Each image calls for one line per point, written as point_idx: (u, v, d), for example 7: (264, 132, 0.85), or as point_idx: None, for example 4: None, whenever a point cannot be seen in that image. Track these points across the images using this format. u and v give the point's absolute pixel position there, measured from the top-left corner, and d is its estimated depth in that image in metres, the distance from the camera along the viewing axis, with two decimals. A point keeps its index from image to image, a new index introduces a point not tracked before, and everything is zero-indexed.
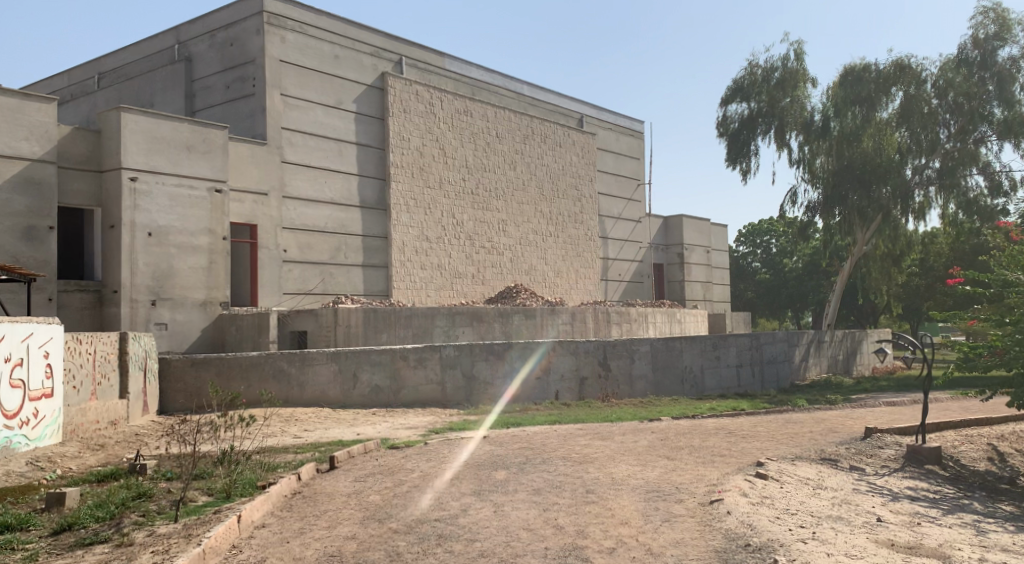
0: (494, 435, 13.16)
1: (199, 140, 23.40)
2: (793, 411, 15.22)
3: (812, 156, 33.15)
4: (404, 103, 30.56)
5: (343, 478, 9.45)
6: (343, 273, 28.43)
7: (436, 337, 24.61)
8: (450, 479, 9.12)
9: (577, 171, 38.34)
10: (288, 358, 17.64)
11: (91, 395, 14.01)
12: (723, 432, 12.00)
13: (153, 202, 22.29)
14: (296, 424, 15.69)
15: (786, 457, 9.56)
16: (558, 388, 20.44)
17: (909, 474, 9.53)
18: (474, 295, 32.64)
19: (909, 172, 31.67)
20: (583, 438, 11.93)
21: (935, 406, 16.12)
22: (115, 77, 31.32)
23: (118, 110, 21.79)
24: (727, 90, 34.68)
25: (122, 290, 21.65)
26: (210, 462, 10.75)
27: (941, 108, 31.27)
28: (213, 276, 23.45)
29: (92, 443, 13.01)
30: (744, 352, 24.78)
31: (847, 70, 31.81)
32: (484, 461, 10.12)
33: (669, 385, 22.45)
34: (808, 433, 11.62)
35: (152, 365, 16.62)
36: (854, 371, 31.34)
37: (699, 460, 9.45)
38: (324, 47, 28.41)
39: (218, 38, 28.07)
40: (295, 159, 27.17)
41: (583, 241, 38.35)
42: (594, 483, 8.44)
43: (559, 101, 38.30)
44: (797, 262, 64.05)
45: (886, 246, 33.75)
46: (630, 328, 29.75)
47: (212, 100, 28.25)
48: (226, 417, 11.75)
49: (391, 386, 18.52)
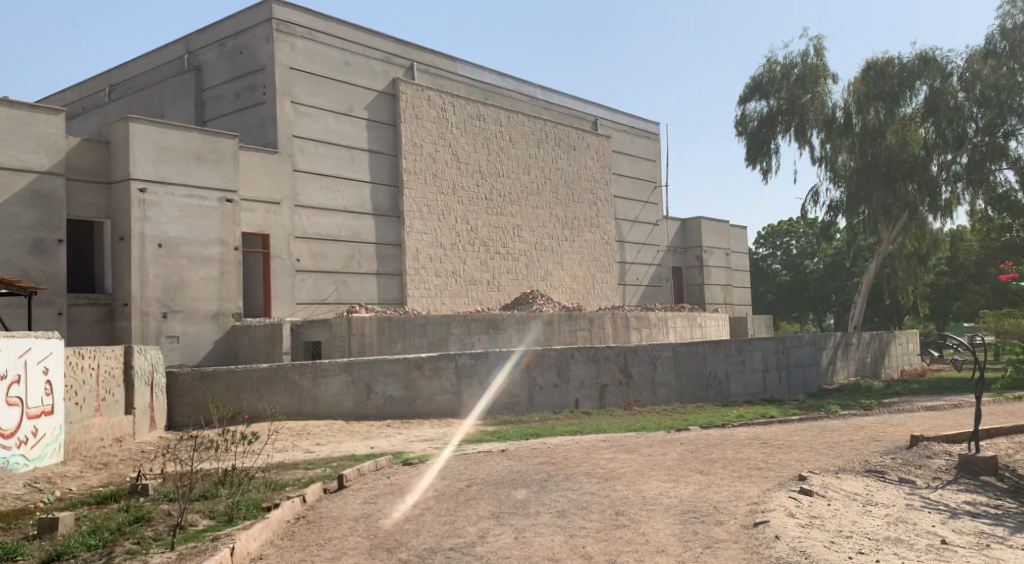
0: (514, 448, 12.54)
1: (209, 150, 22.96)
2: (826, 418, 14.50)
3: (834, 153, 32.33)
4: (416, 109, 30.05)
5: (352, 500, 8.83)
6: (357, 282, 27.92)
7: (452, 345, 24.03)
8: (468, 500, 8.49)
9: (593, 174, 37.69)
10: (300, 369, 17.12)
11: (95, 411, 13.45)
12: (756, 442, 11.29)
13: (163, 212, 21.84)
14: (308, 439, 15.14)
15: (828, 469, 8.87)
16: (578, 395, 19.78)
17: (964, 487, 8.82)
18: (490, 302, 32.06)
19: (936, 169, 30.73)
20: (607, 450, 11.27)
21: (977, 412, 15.33)
22: (125, 89, 31.04)
23: (127, 120, 21.37)
24: (745, 88, 33.97)
25: (133, 302, 21.20)
26: (213, 482, 10.19)
27: (967, 102, 30.45)
28: (224, 287, 22.97)
29: (95, 462, 12.46)
30: (769, 356, 24.02)
31: (869, 65, 31.11)
32: (502, 478, 9.50)
33: (692, 391, 21.73)
34: (847, 441, 10.92)
35: (159, 379, 16.12)
36: (883, 374, 30.49)
37: (734, 475, 8.77)
38: (334, 53, 27.96)
39: (227, 47, 27.68)
40: (306, 167, 26.68)
41: (600, 245, 37.67)
42: (623, 503, 7.78)
43: (573, 104, 37.70)
44: (818, 264, 62.99)
45: (911, 245, 32.91)
46: (650, 334, 29.06)
47: (223, 110, 27.84)
48: (231, 434, 11.18)
49: (406, 397, 17.90)
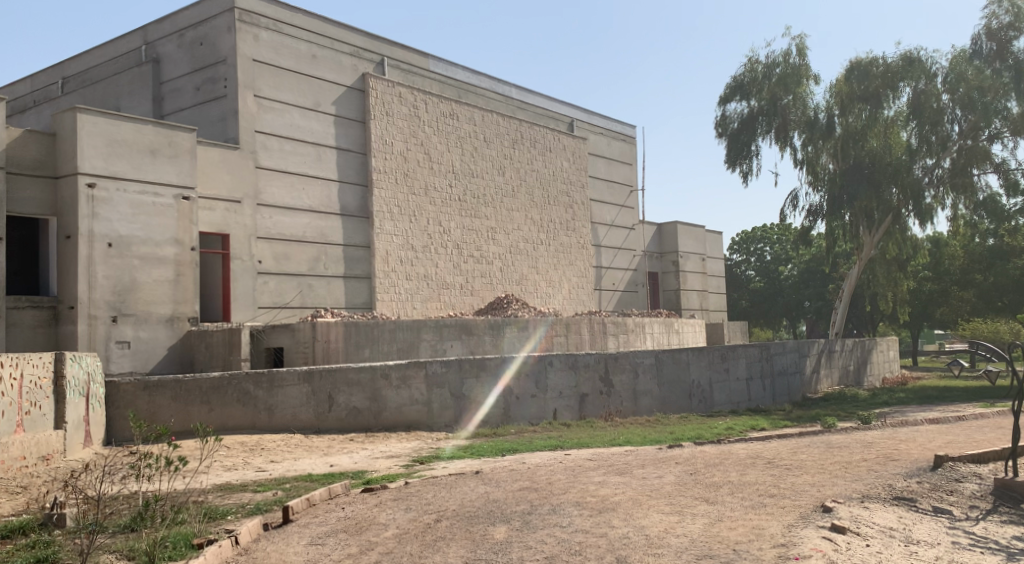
0: (489, 469, 11.26)
1: (164, 143, 21.49)
2: (828, 433, 13.32)
3: (816, 155, 31.51)
4: (386, 105, 28.72)
5: (296, 540, 7.54)
6: (323, 285, 26.49)
7: (423, 352, 22.71)
8: (437, 539, 7.25)
9: (568, 176, 36.56)
10: (255, 379, 15.74)
11: (17, 426, 12.02)
12: (760, 461, 10.07)
13: (113, 209, 20.30)
14: (261, 455, 13.83)
15: (853, 497, 7.74)
16: (557, 406, 18.57)
17: (1007, 518, 7.71)
18: (463, 306, 30.74)
19: (919, 173, 29.82)
20: (597, 472, 10.05)
21: (984, 425, 14.26)
22: (79, 82, 29.40)
23: (74, 110, 19.81)
24: (726, 88, 33.07)
25: (80, 305, 19.62)
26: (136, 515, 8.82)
27: (951, 103, 29.42)
28: (180, 290, 21.47)
29: (14, 486, 11.02)
30: (754, 364, 22.96)
31: (853, 64, 30.33)
32: (478, 509, 8.23)
33: (676, 400, 20.61)
34: (861, 461, 9.79)
35: (97, 389, 14.67)
36: (865, 382, 29.64)
37: (746, 504, 7.59)
38: (301, 46, 26.56)
39: (187, 38, 26.17)
40: (270, 163, 25.27)
41: (575, 249, 36.56)
42: (624, 546, 6.58)
43: (548, 104, 36.54)
44: (793, 270, 62.35)
45: (894, 250, 32.11)
46: (627, 340, 27.97)
47: (181, 104, 26.33)
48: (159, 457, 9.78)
49: (372, 408, 16.58)
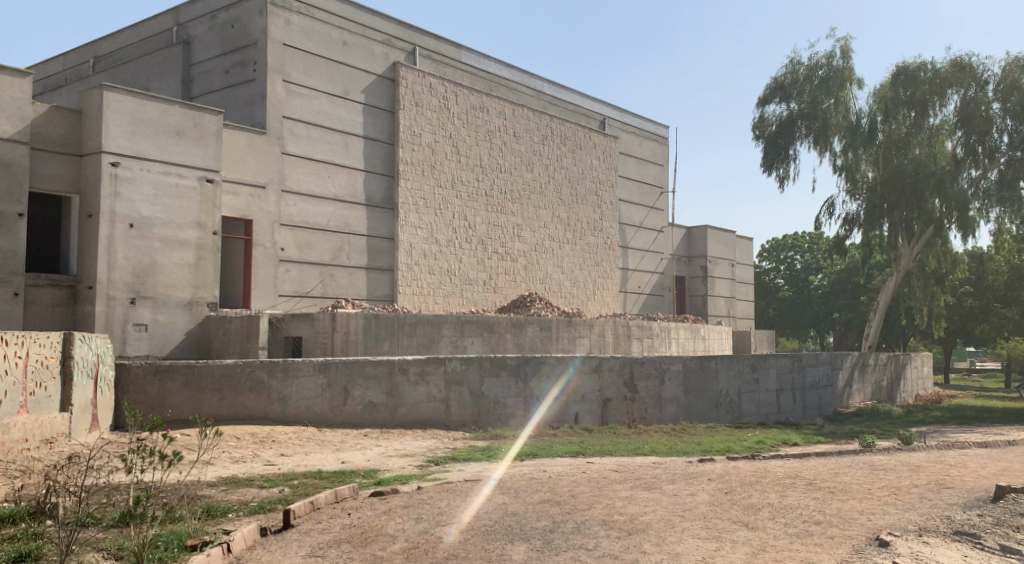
0: (507, 477, 10.63)
1: (190, 125, 21.03)
2: (866, 454, 12.54)
3: (855, 162, 30.54)
4: (416, 96, 28.15)
5: (295, 550, 6.97)
6: (345, 276, 25.99)
7: (443, 348, 22.12)
8: (449, 557, 6.65)
9: (598, 175, 35.82)
10: (270, 368, 15.20)
11: (20, 407, 11.55)
12: (800, 482, 9.34)
13: (136, 190, 19.86)
14: (271, 448, 13.29)
15: (908, 529, 7.04)
16: (579, 410, 17.89)
17: None
18: (485, 303, 30.13)
19: (963, 184, 28.79)
20: (622, 486, 9.39)
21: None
22: (110, 62, 29.10)
23: (100, 88, 19.38)
24: (766, 89, 32.21)
25: (99, 286, 19.20)
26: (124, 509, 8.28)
27: (1001, 112, 28.36)
28: (200, 274, 21.03)
29: (13, 471, 10.54)
30: (784, 375, 22.14)
31: (899, 69, 29.42)
32: (496, 523, 7.62)
33: (702, 410, 19.85)
34: (911, 487, 9.05)
35: (106, 371, 14.18)
36: (898, 399, 28.63)
37: (789, 532, 6.93)
38: (332, 32, 26.04)
39: (218, 20, 25.74)
40: (296, 150, 24.78)
41: (602, 250, 35.84)
42: None
43: (581, 102, 35.85)
44: (823, 280, 61.23)
45: (932, 263, 31.03)
46: (652, 345, 27.28)
47: (210, 86, 25.91)
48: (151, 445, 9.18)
49: (388, 403, 16.03)
